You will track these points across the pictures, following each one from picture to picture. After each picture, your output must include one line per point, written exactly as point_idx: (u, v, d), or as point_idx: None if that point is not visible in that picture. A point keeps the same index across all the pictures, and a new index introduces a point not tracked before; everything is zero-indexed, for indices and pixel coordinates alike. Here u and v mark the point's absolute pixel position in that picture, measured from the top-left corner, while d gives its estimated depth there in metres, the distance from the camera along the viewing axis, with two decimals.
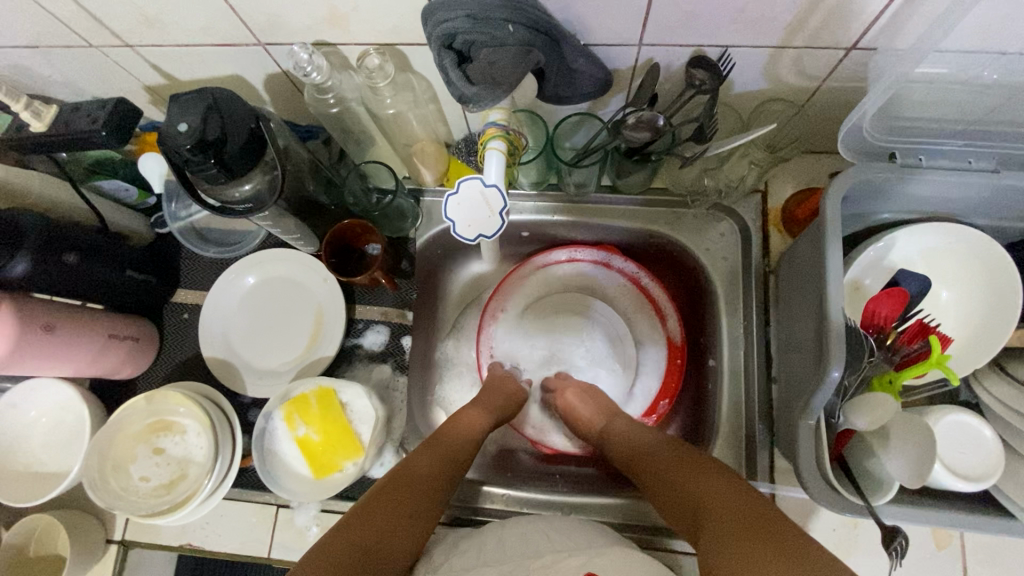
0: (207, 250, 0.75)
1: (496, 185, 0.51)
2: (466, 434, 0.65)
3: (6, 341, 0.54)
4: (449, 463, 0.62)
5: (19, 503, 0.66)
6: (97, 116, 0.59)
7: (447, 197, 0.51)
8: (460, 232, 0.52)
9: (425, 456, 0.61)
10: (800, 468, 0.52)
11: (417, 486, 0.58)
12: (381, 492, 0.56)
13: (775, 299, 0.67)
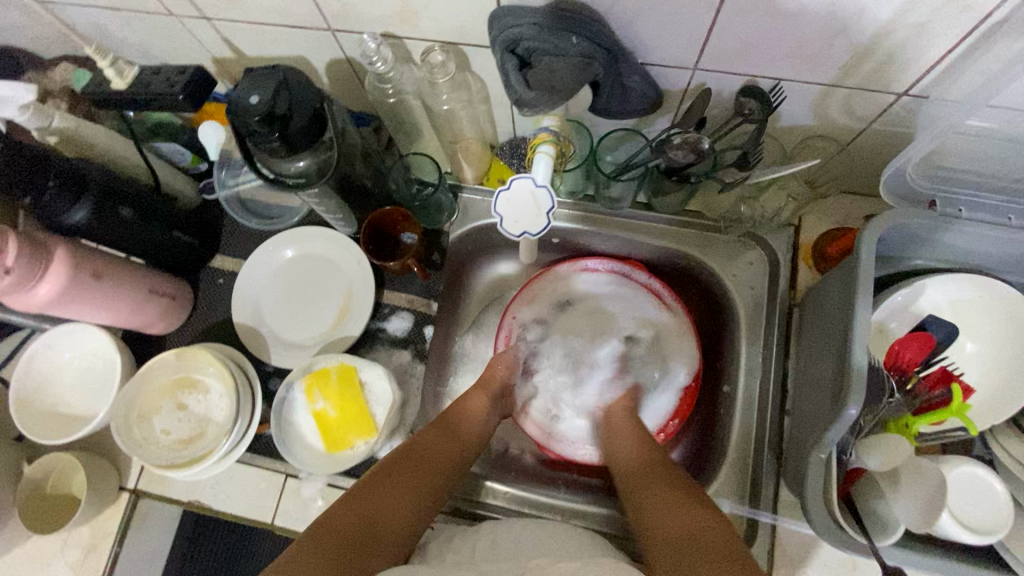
0: (249, 221, 0.78)
1: (546, 186, 0.53)
2: (471, 423, 0.68)
3: (58, 282, 0.57)
4: (455, 450, 0.65)
5: (46, 439, 0.68)
6: (175, 80, 0.62)
7: (498, 193, 0.54)
8: (506, 227, 0.54)
9: (430, 440, 0.64)
10: (806, 500, 0.52)
11: (422, 472, 0.60)
12: (386, 472, 0.59)
13: (797, 334, 0.67)
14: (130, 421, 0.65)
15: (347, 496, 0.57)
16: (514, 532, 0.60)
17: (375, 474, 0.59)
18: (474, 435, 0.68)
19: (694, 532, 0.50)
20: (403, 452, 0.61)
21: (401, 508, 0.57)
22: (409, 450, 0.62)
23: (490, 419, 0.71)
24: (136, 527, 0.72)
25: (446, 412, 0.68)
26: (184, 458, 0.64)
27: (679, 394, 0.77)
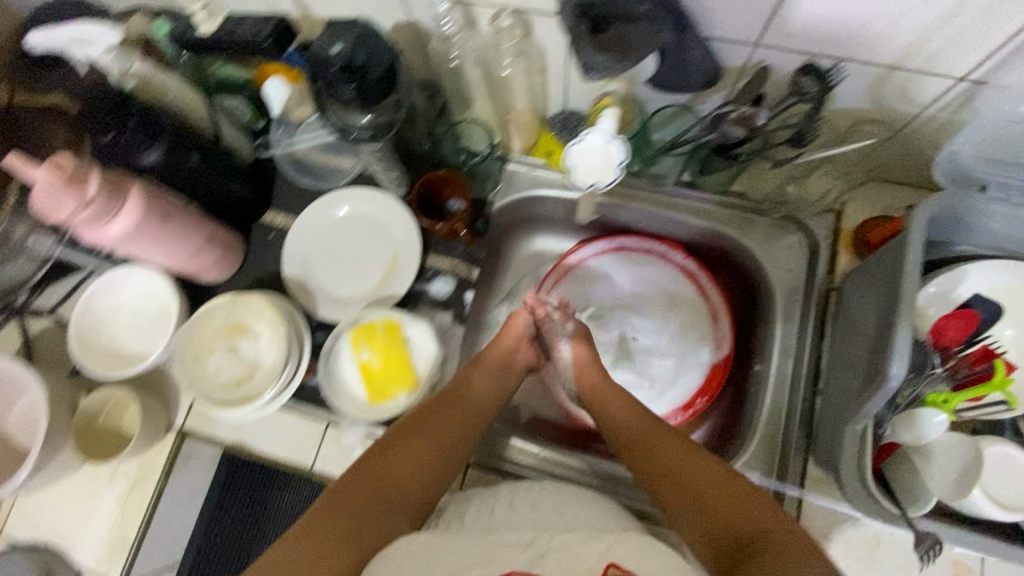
0: (302, 179, 0.81)
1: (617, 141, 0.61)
2: (482, 392, 0.69)
3: (131, 217, 0.60)
4: (467, 418, 0.66)
5: (103, 372, 0.71)
6: (263, 28, 0.69)
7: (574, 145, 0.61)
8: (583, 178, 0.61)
9: (441, 410, 0.65)
10: (841, 469, 0.55)
11: (431, 444, 0.62)
12: (396, 442, 0.62)
13: (833, 317, 0.69)
14: (187, 358, 0.68)
15: (358, 465, 0.60)
16: (533, 497, 0.61)
17: (384, 442, 0.62)
18: (485, 403, 0.68)
19: (763, 532, 0.52)
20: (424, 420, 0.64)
21: (410, 477, 0.60)
22: (418, 420, 0.64)
23: (502, 386, 0.71)
24: (181, 465, 0.75)
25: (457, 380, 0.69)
26: (243, 398, 0.68)
27: (708, 371, 0.80)
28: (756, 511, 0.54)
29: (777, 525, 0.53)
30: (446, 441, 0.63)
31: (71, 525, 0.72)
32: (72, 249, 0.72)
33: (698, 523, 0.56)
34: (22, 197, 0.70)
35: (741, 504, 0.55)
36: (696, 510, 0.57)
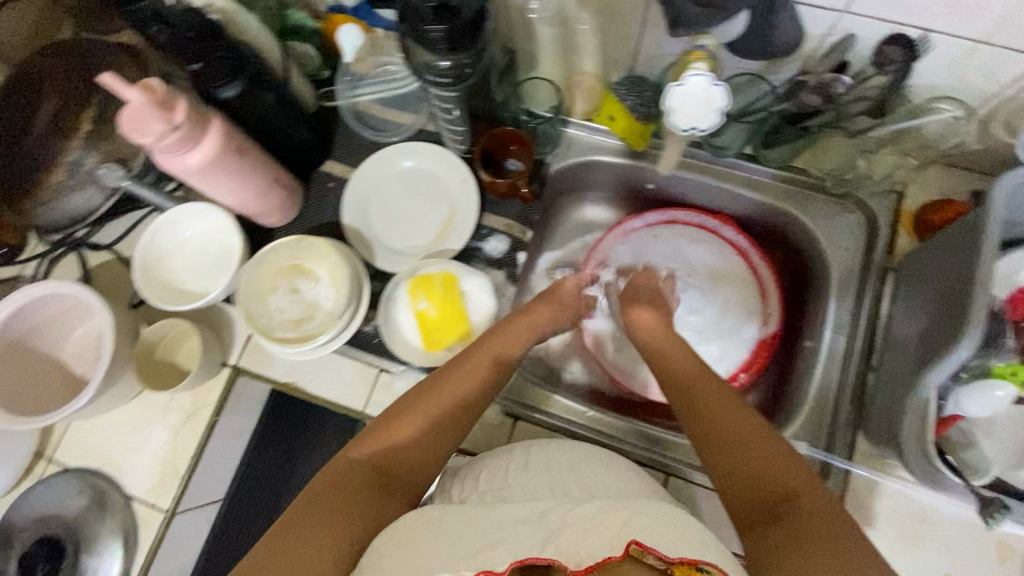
0: (363, 130, 0.82)
1: (723, 85, 0.56)
2: (493, 355, 0.65)
3: (209, 148, 0.60)
4: (474, 389, 0.63)
5: (164, 304, 0.73)
6: None
7: (674, 87, 0.57)
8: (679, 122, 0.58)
9: (445, 379, 0.63)
10: (903, 440, 0.56)
11: (432, 413, 0.60)
12: (399, 415, 0.60)
13: (891, 296, 0.69)
14: (249, 294, 0.69)
15: (358, 441, 0.59)
16: (549, 456, 0.61)
17: (386, 415, 0.61)
18: (495, 373, 0.65)
19: (795, 495, 0.51)
20: (423, 392, 0.61)
21: (410, 450, 0.59)
22: (420, 392, 0.62)
23: (517, 354, 0.67)
24: (232, 402, 0.76)
25: (467, 348, 0.66)
26: (303, 337, 0.69)
27: (755, 346, 0.79)
28: (797, 478, 0.53)
29: (816, 493, 0.51)
30: (450, 411, 0.61)
31: (123, 452, 0.73)
32: (139, 184, 0.73)
33: (733, 485, 0.55)
34: (95, 127, 0.72)
35: (780, 469, 0.54)
36: (735, 475, 0.56)
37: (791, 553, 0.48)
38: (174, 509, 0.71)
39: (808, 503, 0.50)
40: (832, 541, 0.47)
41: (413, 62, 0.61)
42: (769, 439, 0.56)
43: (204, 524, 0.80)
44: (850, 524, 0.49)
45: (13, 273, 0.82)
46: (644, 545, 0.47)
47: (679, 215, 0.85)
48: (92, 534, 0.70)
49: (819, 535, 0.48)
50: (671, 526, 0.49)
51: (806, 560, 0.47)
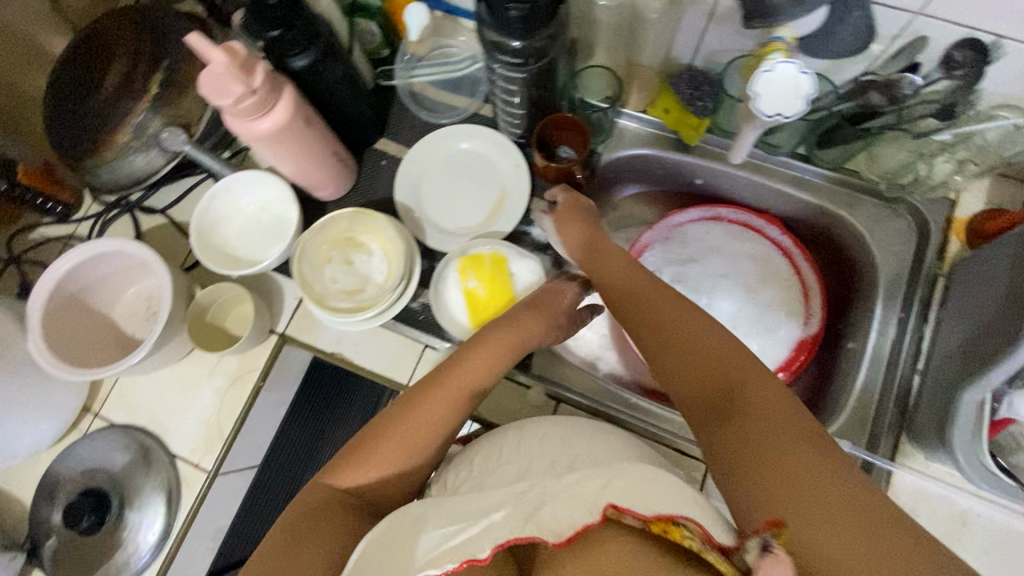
0: (419, 111, 0.83)
1: (809, 73, 0.55)
2: (469, 379, 0.62)
3: (282, 116, 0.62)
4: (445, 412, 0.60)
5: (219, 270, 0.74)
6: None
7: (760, 72, 0.56)
8: (761, 107, 0.56)
9: (417, 400, 0.60)
10: (958, 451, 0.57)
11: (405, 437, 0.58)
12: (370, 441, 0.58)
13: (941, 302, 0.69)
14: (304, 262, 0.71)
15: (331, 466, 0.57)
16: (542, 433, 0.59)
17: (360, 441, 0.58)
18: (470, 394, 0.61)
19: (740, 382, 0.50)
20: (394, 414, 0.59)
21: (378, 478, 0.57)
22: (393, 416, 0.59)
23: (496, 371, 0.64)
24: (276, 369, 0.77)
25: (442, 364, 0.63)
26: (354, 307, 0.71)
27: (795, 346, 0.80)
28: (741, 364, 0.51)
29: (759, 375, 0.50)
30: (417, 437, 0.58)
31: (168, 412, 0.75)
32: (200, 149, 0.75)
33: (682, 381, 0.54)
34: (163, 91, 0.73)
35: (723, 360, 0.52)
36: (684, 375, 0.54)
37: (747, 457, 0.45)
38: (217, 470, 0.73)
39: (755, 389, 0.49)
40: (801, 473, 0.43)
41: (486, 39, 0.62)
42: (707, 329, 0.55)
43: (239, 488, 0.81)
44: (790, 397, 0.48)
45: (69, 232, 0.84)
46: (620, 508, 0.43)
47: (721, 213, 0.85)
48: (135, 489, 0.71)
49: (771, 430, 0.45)
50: (650, 484, 0.45)
51: (759, 460, 0.45)
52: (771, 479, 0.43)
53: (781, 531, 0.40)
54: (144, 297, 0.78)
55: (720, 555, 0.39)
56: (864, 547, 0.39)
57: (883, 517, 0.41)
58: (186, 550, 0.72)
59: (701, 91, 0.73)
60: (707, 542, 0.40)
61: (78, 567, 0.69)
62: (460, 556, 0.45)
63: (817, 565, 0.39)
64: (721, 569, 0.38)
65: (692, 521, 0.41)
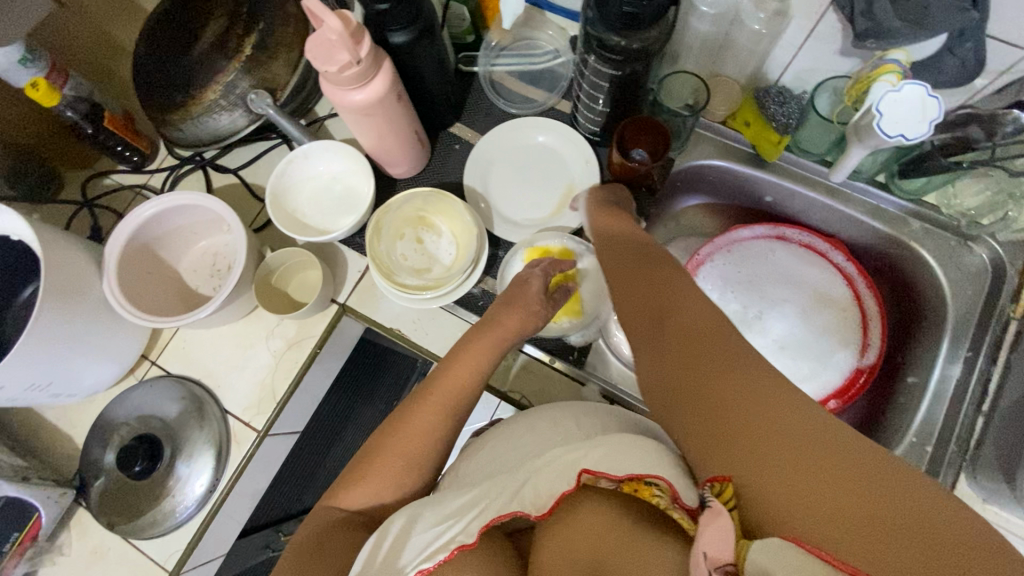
0: (497, 99, 0.84)
1: (938, 97, 0.55)
2: (451, 390, 0.62)
3: (379, 90, 0.62)
4: (433, 421, 0.61)
5: (291, 235, 0.75)
6: None
7: (887, 92, 0.56)
8: (882, 125, 0.57)
9: (407, 413, 0.61)
10: None
11: (394, 459, 0.59)
12: (365, 459, 0.59)
13: (1013, 345, 0.68)
14: (377, 237, 0.72)
15: (333, 492, 0.59)
16: (549, 417, 0.63)
17: (354, 464, 0.60)
18: (453, 403, 0.62)
19: (674, 313, 0.54)
20: (380, 431, 0.61)
21: (379, 498, 0.58)
22: (384, 434, 0.60)
23: (481, 374, 0.64)
24: (333, 339, 0.78)
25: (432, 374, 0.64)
26: (423, 285, 0.72)
27: (849, 375, 0.79)
28: (682, 299, 0.55)
29: (694, 306, 0.54)
30: (410, 452, 0.59)
31: (224, 368, 0.76)
32: (281, 114, 0.75)
33: (633, 321, 0.59)
34: (255, 53, 0.74)
35: (666, 295, 0.56)
36: (632, 314, 0.59)
37: (681, 393, 0.49)
38: (266, 431, 0.74)
39: (689, 320, 0.53)
40: (700, 393, 0.48)
41: (592, 33, 0.62)
42: (656, 272, 0.60)
43: (281, 452, 0.82)
44: (726, 327, 0.51)
45: (141, 181, 0.85)
46: (593, 473, 0.49)
47: (780, 233, 0.84)
48: (187, 440, 0.72)
49: (700, 363, 0.49)
50: (629, 451, 0.50)
51: (688, 395, 0.49)
52: (691, 415, 0.48)
53: (724, 484, 0.43)
54: (210, 253, 0.80)
55: (687, 514, 0.46)
56: (795, 468, 0.41)
57: (820, 433, 0.41)
58: (228, 506, 0.73)
59: (786, 108, 0.75)
60: (676, 501, 0.46)
61: (123, 511, 0.71)
62: (450, 546, 0.50)
63: (751, 495, 0.42)
64: (683, 525, 0.45)
65: (663, 482, 0.47)
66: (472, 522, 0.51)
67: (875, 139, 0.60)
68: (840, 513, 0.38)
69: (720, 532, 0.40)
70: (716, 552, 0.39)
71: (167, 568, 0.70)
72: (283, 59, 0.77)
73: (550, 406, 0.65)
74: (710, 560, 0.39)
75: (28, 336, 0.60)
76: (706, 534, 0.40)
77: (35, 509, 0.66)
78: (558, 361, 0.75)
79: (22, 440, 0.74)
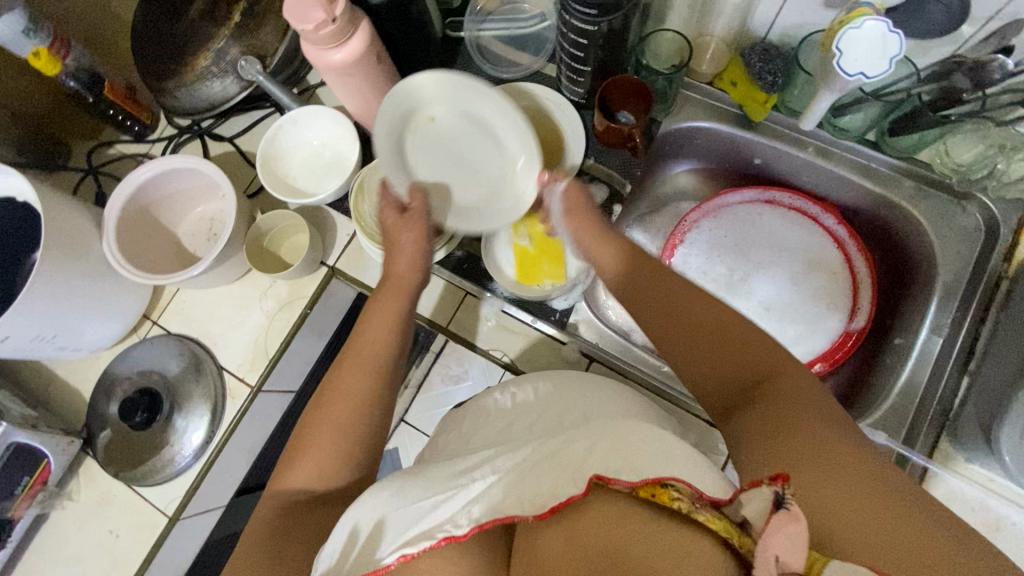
0: (484, 63, 0.84)
1: (899, 33, 0.54)
2: (370, 348, 0.60)
3: (354, 52, 0.63)
4: (365, 380, 0.58)
5: (281, 198, 0.77)
6: None
7: (846, 30, 0.55)
8: (842, 65, 0.56)
9: (338, 377, 0.59)
10: None
11: (334, 435, 0.56)
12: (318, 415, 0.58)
13: (1002, 305, 0.67)
14: (360, 198, 0.75)
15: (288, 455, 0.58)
16: (534, 389, 0.66)
17: (299, 436, 0.58)
18: (380, 361, 0.60)
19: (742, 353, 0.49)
20: (308, 411, 0.58)
21: (345, 466, 0.56)
22: (321, 400, 0.58)
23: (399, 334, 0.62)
24: (322, 300, 0.81)
25: (347, 344, 0.62)
26: None
27: (838, 339, 0.78)
28: (741, 342, 0.50)
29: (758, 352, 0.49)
30: (359, 421, 0.57)
31: (220, 327, 0.79)
32: (271, 81, 0.77)
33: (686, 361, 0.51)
34: (244, 20, 0.76)
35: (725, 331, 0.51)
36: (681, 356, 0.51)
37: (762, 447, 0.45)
38: (259, 387, 0.77)
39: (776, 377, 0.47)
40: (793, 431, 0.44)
41: None
42: (699, 300, 0.53)
43: (275, 411, 0.86)
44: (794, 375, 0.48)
45: (143, 150, 0.88)
46: (607, 478, 0.44)
47: (766, 196, 0.83)
48: (185, 395, 0.76)
49: (777, 408, 0.45)
50: (635, 447, 0.46)
51: (760, 438, 0.45)
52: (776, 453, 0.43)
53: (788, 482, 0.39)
54: (207, 218, 0.83)
55: (713, 511, 0.42)
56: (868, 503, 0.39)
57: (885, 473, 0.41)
58: (223, 458, 0.77)
59: (773, 65, 0.72)
60: (697, 501, 0.42)
61: (127, 460, 0.75)
62: (437, 535, 0.47)
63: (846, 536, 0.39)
64: (717, 527, 0.40)
65: (680, 482, 0.43)
66: (465, 513, 0.47)
67: (841, 83, 0.59)
68: (915, 555, 0.37)
69: (792, 540, 0.36)
70: (788, 557, 0.35)
71: (167, 514, 0.74)
72: (271, 26, 0.78)
73: (535, 375, 0.69)
74: (781, 564, 0.36)
75: (33, 287, 0.63)
76: (774, 538, 0.37)
77: (45, 455, 0.71)
78: (539, 322, 0.77)
79: (34, 395, 0.78)
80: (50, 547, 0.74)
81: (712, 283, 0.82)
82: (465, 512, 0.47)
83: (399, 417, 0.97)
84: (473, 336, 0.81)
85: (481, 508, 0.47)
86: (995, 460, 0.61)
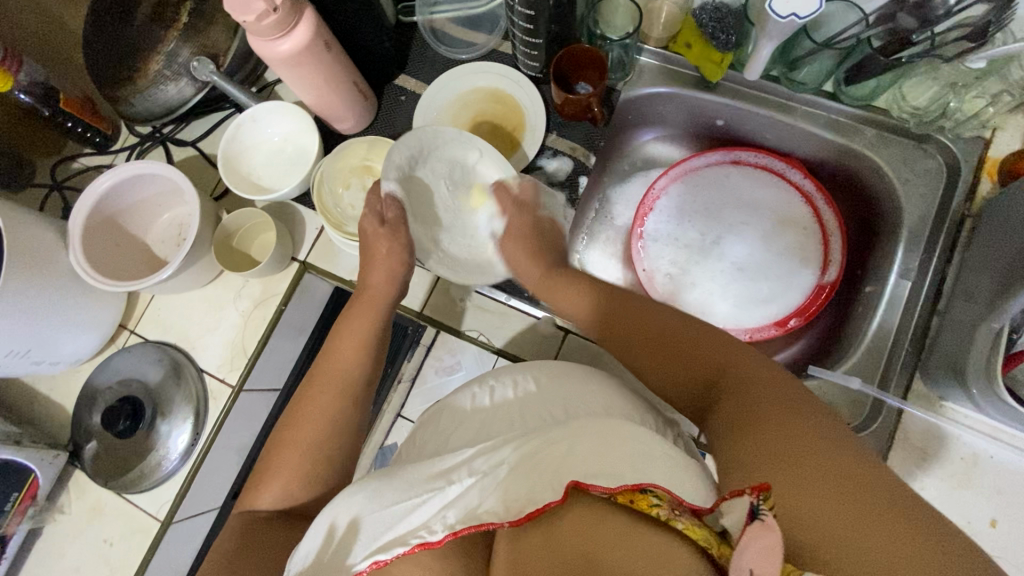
0: (439, 46, 0.84)
1: None
2: (340, 371, 0.64)
3: (301, 38, 0.63)
4: (339, 404, 0.62)
5: (243, 195, 0.77)
6: None
7: None
8: (775, 7, 0.57)
9: (300, 402, 0.62)
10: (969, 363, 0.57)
11: (307, 471, 0.59)
12: (291, 432, 0.61)
13: (967, 244, 0.68)
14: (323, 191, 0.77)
15: (265, 460, 0.61)
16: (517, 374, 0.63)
17: (261, 463, 0.61)
18: (349, 382, 0.63)
19: (712, 359, 0.53)
20: (271, 445, 0.61)
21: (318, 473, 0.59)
22: (281, 433, 0.61)
23: (367, 363, 0.65)
24: (298, 296, 0.81)
25: (316, 364, 0.65)
26: None
27: (812, 292, 0.78)
28: (707, 351, 0.54)
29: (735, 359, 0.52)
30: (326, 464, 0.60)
31: (197, 330, 0.79)
32: (226, 79, 0.76)
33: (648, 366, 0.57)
34: (192, 21, 0.78)
35: (690, 343, 0.55)
36: (648, 363, 0.57)
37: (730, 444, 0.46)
38: (241, 386, 0.77)
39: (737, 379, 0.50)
40: (756, 429, 0.45)
41: None
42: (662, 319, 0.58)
43: (262, 411, 0.86)
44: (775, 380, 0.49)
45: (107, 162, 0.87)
46: (584, 484, 0.45)
47: (732, 156, 0.83)
48: (167, 400, 0.76)
49: (743, 405, 0.47)
50: (617, 446, 0.47)
51: (738, 440, 0.46)
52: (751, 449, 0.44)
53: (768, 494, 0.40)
54: (174, 224, 0.82)
55: (692, 519, 0.42)
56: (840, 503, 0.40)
57: (871, 476, 0.40)
58: (212, 460, 0.78)
59: (724, 24, 0.73)
60: (677, 507, 0.43)
61: (116, 468, 0.75)
62: (410, 540, 0.47)
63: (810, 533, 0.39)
64: (695, 534, 0.41)
65: (659, 488, 0.44)
66: (438, 518, 0.47)
67: (777, 28, 0.60)
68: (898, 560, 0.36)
69: (763, 553, 0.36)
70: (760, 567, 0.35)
71: (159, 518, 0.74)
72: (221, 25, 0.79)
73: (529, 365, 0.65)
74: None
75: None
76: (749, 551, 0.36)
77: (32, 470, 0.71)
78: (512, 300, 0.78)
79: (19, 412, 0.79)
80: (47, 560, 0.75)
81: (686, 247, 0.83)
82: (440, 517, 0.47)
83: (394, 412, 0.98)
84: (448, 320, 0.81)
85: (455, 513, 0.47)
86: (966, 395, 0.61)
